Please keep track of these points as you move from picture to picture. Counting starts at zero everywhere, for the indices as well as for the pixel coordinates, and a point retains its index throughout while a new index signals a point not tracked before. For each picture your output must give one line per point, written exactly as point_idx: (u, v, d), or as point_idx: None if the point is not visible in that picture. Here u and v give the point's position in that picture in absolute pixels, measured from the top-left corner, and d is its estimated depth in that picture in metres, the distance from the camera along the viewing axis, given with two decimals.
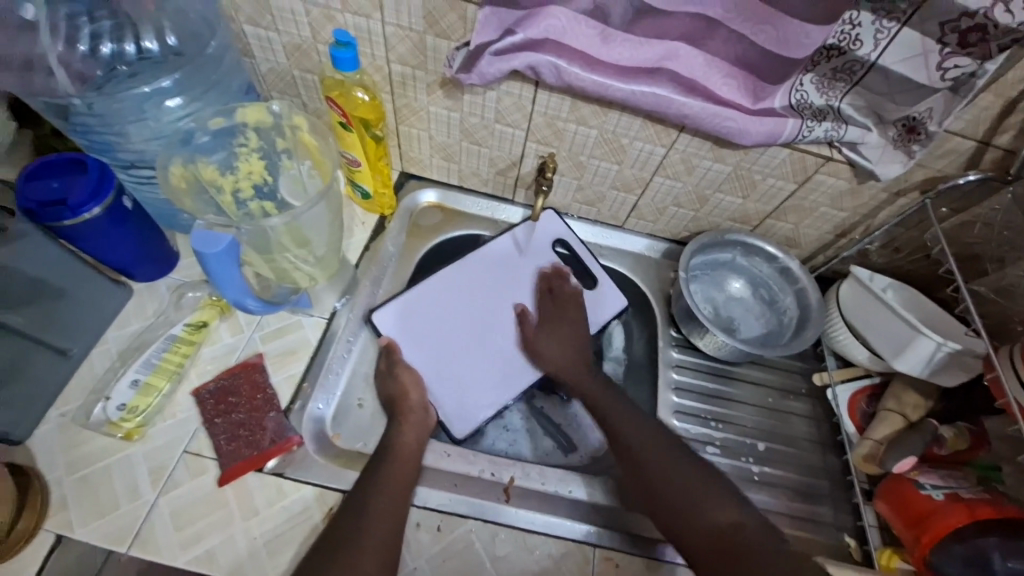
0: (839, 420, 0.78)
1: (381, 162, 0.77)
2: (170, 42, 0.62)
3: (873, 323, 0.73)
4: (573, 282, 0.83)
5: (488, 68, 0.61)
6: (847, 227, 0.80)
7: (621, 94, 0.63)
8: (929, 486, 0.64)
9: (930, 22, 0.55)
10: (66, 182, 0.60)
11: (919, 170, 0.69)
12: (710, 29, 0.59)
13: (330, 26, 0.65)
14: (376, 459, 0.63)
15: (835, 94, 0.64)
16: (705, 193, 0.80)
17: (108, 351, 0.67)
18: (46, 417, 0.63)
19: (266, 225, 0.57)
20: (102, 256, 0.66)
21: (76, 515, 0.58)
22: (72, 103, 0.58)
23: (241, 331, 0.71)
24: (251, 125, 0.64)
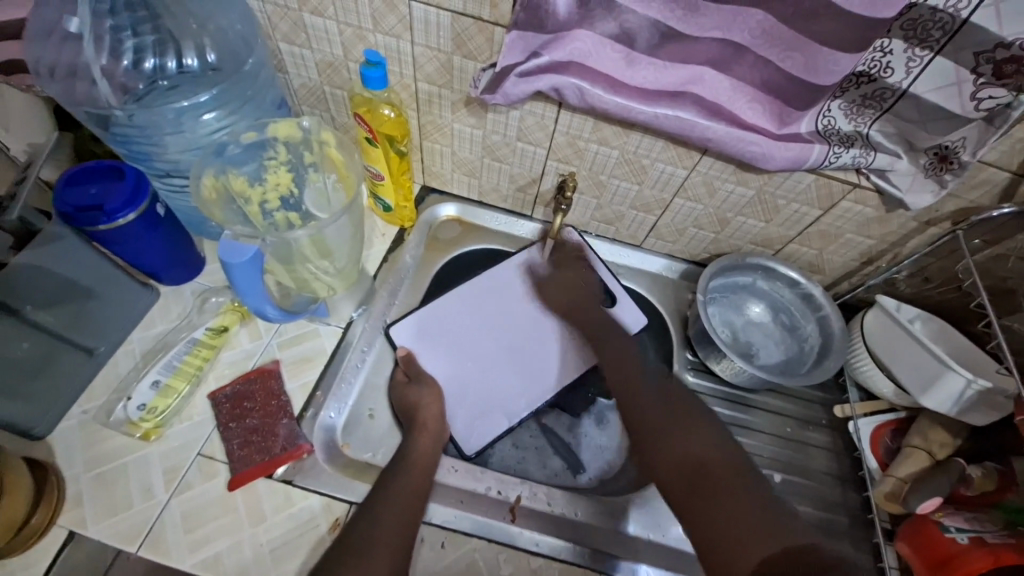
0: (861, 454, 0.75)
1: (404, 177, 0.78)
2: (209, 59, 0.65)
3: (898, 356, 0.71)
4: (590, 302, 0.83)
5: (512, 89, 0.62)
6: (874, 255, 0.78)
7: (644, 117, 0.63)
8: (953, 529, 0.61)
9: (965, 52, 0.54)
10: (103, 187, 0.62)
11: (951, 200, 0.67)
12: (737, 55, 0.59)
13: (361, 45, 0.67)
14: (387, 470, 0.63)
15: (863, 121, 0.63)
16: (727, 216, 0.79)
17: (133, 351, 0.69)
18: (69, 414, 0.65)
19: (290, 237, 0.59)
20: (134, 260, 0.68)
21: (91, 512, 0.60)
22: (114, 114, 0.61)
23: (259, 337, 0.73)
24: (282, 139, 0.65)
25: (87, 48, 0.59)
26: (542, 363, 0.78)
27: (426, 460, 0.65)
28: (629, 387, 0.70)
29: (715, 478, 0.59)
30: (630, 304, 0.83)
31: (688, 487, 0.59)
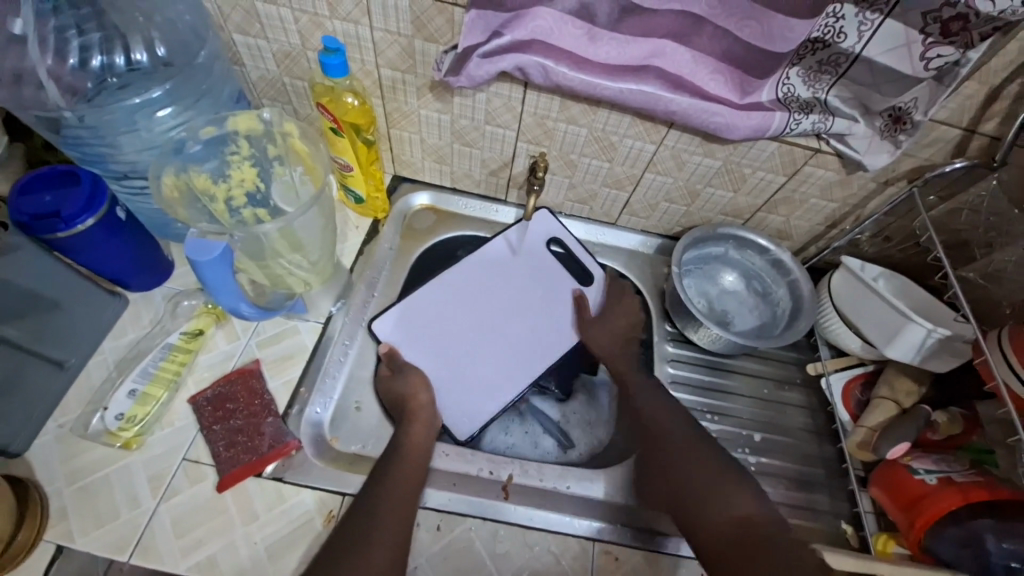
0: (834, 409, 0.79)
1: (373, 166, 0.77)
2: (159, 53, 0.62)
3: (864, 312, 0.73)
4: (569, 283, 0.84)
5: (477, 70, 0.61)
6: (837, 218, 0.80)
7: (610, 92, 0.63)
8: (923, 470, 0.65)
9: (912, 14, 0.56)
10: (58, 195, 0.60)
11: (907, 159, 0.70)
12: (696, 26, 0.60)
13: (318, 33, 0.65)
14: (383, 459, 0.64)
15: (821, 87, 0.64)
16: (696, 188, 0.81)
17: (105, 361, 0.68)
18: (44, 429, 0.63)
19: (259, 232, 0.58)
20: (98, 268, 0.66)
21: (77, 526, 0.59)
22: (63, 116, 0.59)
23: (237, 337, 0.71)
24: (243, 133, 0.64)
25: (30, 49, 0.56)
26: (525, 344, 0.79)
27: (417, 446, 0.65)
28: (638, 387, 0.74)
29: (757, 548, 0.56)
30: (611, 278, 0.84)
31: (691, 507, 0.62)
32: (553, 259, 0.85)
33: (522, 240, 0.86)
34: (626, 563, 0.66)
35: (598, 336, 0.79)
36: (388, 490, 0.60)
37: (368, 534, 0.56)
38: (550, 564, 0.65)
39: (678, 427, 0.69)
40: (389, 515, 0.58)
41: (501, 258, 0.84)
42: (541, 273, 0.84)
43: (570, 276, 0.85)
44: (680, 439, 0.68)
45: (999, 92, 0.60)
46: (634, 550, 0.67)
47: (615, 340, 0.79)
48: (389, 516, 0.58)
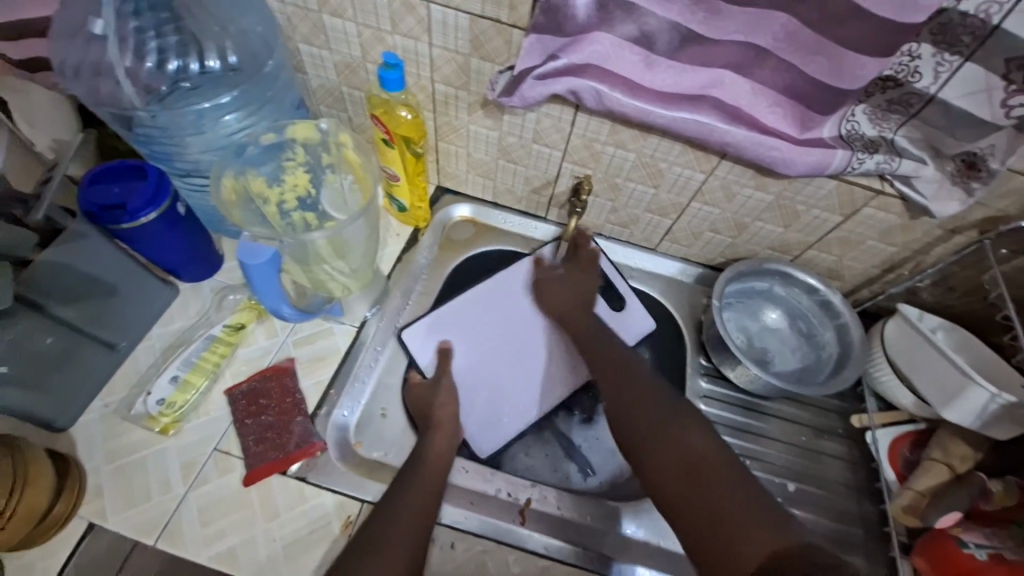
0: (878, 467, 0.74)
1: (420, 178, 0.78)
2: (231, 60, 0.65)
3: (921, 367, 0.69)
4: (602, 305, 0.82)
5: (530, 92, 0.62)
6: (895, 263, 0.76)
7: (662, 120, 0.62)
8: (972, 544, 0.60)
9: (995, 58, 0.53)
10: (126, 187, 0.64)
11: (978, 209, 0.65)
12: (760, 59, 0.58)
13: (379, 47, 0.67)
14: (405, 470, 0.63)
15: (888, 126, 0.62)
16: (744, 221, 0.78)
17: (152, 347, 0.71)
18: (90, 407, 0.66)
19: (307, 239, 0.59)
20: (155, 257, 0.69)
21: (110, 504, 0.61)
22: (137, 115, 0.63)
23: (275, 334, 0.73)
24: (300, 141, 0.66)
25: (111, 48, 0.60)
26: (556, 365, 0.78)
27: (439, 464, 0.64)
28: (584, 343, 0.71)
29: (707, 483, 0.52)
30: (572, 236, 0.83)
31: (646, 441, 0.58)
32: None
33: (560, 258, 0.85)
34: None
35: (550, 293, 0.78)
36: (405, 499, 0.59)
37: (386, 537, 0.55)
38: None
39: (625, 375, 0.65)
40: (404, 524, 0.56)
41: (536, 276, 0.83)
42: None
43: (603, 298, 0.83)
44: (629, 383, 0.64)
45: None
46: None
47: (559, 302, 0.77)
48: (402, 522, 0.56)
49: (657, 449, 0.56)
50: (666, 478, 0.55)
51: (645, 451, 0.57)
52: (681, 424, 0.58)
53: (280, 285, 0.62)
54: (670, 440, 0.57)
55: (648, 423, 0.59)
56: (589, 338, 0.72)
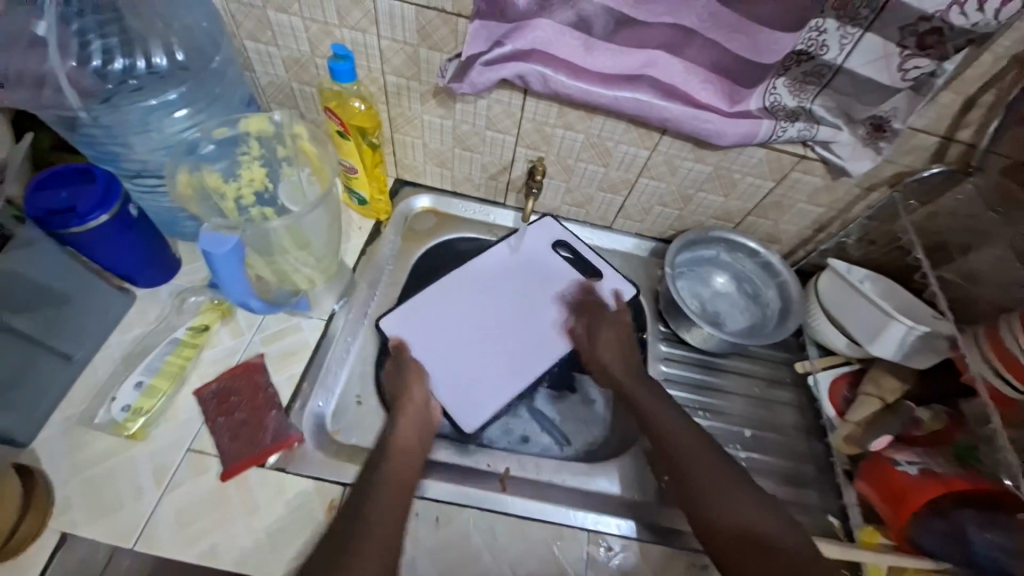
0: (820, 405, 0.82)
1: (377, 170, 0.80)
2: (178, 57, 0.65)
3: (850, 312, 0.77)
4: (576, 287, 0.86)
5: (479, 78, 0.65)
6: (824, 222, 0.84)
7: (605, 99, 0.67)
8: (904, 462, 0.68)
9: (890, 28, 0.59)
10: (73, 191, 0.62)
11: (888, 165, 0.73)
12: (688, 39, 0.63)
13: (328, 41, 0.68)
14: (376, 451, 0.64)
15: (806, 97, 0.68)
16: (688, 193, 0.84)
17: (111, 355, 0.69)
18: (49, 421, 0.64)
19: (267, 229, 0.60)
20: (108, 263, 0.68)
21: (80, 516, 0.60)
22: (78, 116, 0.61)
23: (241, 334, 0.73)
24: (254, 135, 0.66)
25: (52, 54, 0.59)
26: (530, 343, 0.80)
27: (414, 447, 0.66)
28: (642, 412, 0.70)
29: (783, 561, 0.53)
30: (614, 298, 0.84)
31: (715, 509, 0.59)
32: (559, 263, 0.88)
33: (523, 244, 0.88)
34: (621, 553, 0.67)
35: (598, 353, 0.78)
36: (381, 490, 0.60)
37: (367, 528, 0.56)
38: (547, 558, 0.65)
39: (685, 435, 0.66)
40: (379, 524, 0.56)
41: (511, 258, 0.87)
42: (546, 275, 0.86)
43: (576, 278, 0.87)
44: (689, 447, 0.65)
45: (974, 101, 0.64)
46: (627, 541, 0.68)
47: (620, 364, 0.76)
48: (377, 525, 0.56)
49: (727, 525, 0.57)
50: (729, 543, 0.57)
51: (709, 511, 0.59)
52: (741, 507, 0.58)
53: (244, 276, 0.61)
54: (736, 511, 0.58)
55: (710, 485, 0.61)
56: (655, 406, 0.70)
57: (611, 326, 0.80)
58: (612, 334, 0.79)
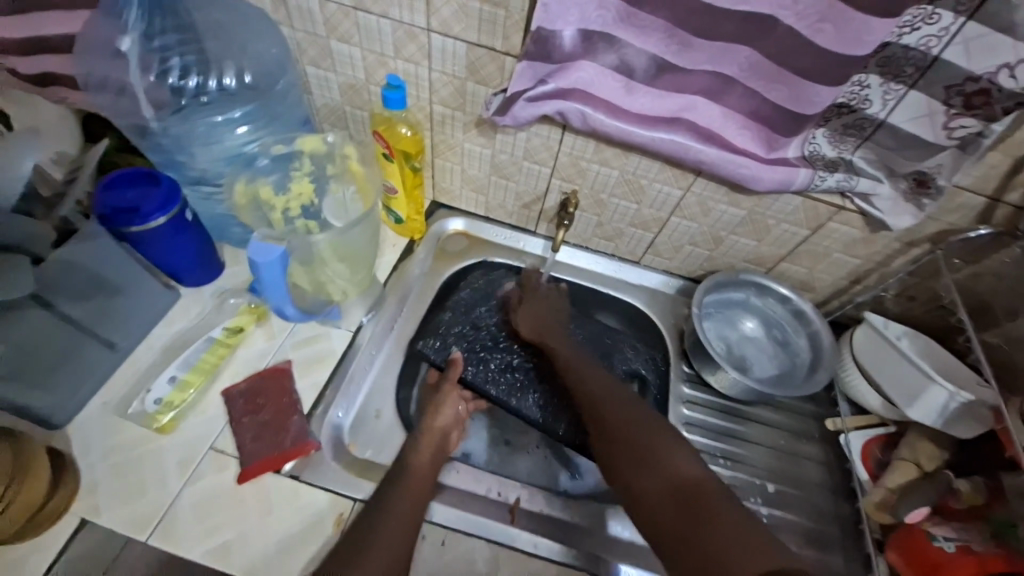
0: (851, 466, 0.78)
1: (416, 191, 0.84)
2: (246, 79, 0.71)
3: (889, 371, 0.74)
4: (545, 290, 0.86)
5: (521, 112, 0.68)
6: (861, 274, 0.82)
7: (641, 140, 0.69)
8: (942, 538, 0.64)
9: (936, 86, 0.59)
10: (139, 193, 0.68)
11: (931, 223, 0.72)
12: (728, 86, 0.64)
13: (382, 70, 0.73)
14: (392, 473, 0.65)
15: (846, 148, 0.68)
16: (720, 234, 0.83)
17: (152, 348, 0.73)
18: (89, 404, 0.68)
19: (312, 242, 0.65)
20: (160, 260, 0.72)
21: (105, 500, 0.62)
22: (151, 126, 0.68)
23: (274, 337, 0.76)
24: (307, 153, 0.72)
25: (134, 68, 0.66)
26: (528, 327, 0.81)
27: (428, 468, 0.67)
28: (580, 370, 0.75)
29: (699, 505, 0.58)
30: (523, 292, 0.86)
31: (640, 458, 0.64)
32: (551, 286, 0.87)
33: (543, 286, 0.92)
34: None
35: (526, 322, 0.82)
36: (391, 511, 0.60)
37: (373, 541, 0.58)
38: None
39: (616, 396, 0.71)
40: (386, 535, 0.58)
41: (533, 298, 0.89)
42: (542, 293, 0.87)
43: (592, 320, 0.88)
44: (625, 404, 0.70)
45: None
46: None
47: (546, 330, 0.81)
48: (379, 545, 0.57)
49: (645, 471, 0.62)
50: (649, 488, 0.61)
51: (629, 459, 0.64)
52: (668, 456, 0.63)
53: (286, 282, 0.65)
54: (656, 455, 0.63)
55: (631, 435, 0.66)
56: (589, 366, 0.76)
57: (538, 302, 0.84)
58: (537, 306, 0.83)
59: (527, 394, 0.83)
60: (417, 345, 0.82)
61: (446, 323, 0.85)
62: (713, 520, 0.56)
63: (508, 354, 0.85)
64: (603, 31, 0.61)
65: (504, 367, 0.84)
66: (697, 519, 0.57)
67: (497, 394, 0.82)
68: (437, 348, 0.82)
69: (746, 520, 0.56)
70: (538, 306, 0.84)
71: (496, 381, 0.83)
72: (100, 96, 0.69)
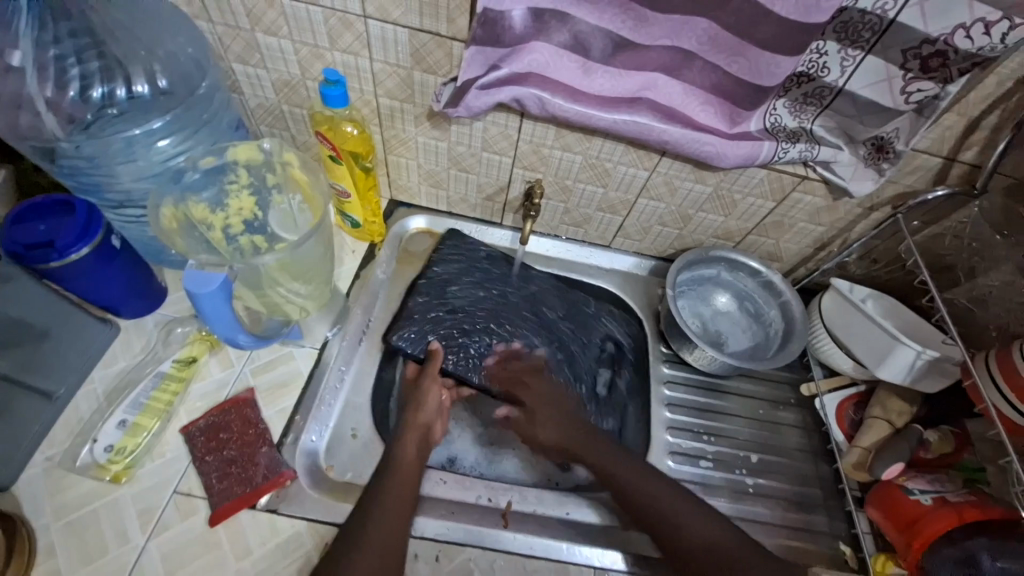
0: (828, 428, 0.80)
1: (371, 193, 0.78)
2: (160, 84, 0.63)
3: (856, 335, 0.75)
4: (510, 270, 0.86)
5: (475, 101, 0.63)
6: (826, 241, 0.83)
7: (603, 123, 0.65)
8: (918, 491, 0.66)
9: (893, 50, 0.58)
10: (52, 224, 0.60)
11: (890, 186, 0.72)
12: (687, 61, 0.62)
13: (318, 64, 0.66)
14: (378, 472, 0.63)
15: (807, 117, 0.67)
16: (689, 212, 0.82)
17: (94, 391, 0.66)
18: (30, 462, 0.61)
19: (257, 262, 0.59)
20: (90, 295, 0.65)
21: (64, 563, 0.57)
22: (60, 146, 0.60)
23: (231, 365, 0.71)
24: (242, 163, 0.66)
25: (29, 79, 0.57)
26: (547, 420, 0.74)
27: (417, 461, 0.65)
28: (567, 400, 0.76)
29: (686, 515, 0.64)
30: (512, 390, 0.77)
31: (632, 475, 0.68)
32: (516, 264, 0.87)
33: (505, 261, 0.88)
34: None
35: (549, 437, 0.73)
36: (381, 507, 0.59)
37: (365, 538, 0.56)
38: None
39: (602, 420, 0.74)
40: (378, 534, 0.56)
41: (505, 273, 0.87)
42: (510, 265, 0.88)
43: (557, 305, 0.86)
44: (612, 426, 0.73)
45: (977, 123, 0.63)
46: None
47: (558, 432, 0.73)
48: (370, 547, 0.55)
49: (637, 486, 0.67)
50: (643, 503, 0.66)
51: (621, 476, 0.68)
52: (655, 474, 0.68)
53: (232, 312, 0.62)
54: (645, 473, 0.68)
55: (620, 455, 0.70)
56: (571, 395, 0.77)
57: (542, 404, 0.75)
58: (542, 405, 0.75)
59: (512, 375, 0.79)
60: (393, 339, 0.77)
61: (421, 309, 0.80)
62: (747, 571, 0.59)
63: (489, 335, 0.81)
64: (555, 9, 0.57)
65: (485, 350, 0.80)
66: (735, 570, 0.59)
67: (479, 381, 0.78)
68: (412, 339, 0.77)
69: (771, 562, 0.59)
70: (540, 396, 0.76)
71: (477, 367, 0.78)
72: None
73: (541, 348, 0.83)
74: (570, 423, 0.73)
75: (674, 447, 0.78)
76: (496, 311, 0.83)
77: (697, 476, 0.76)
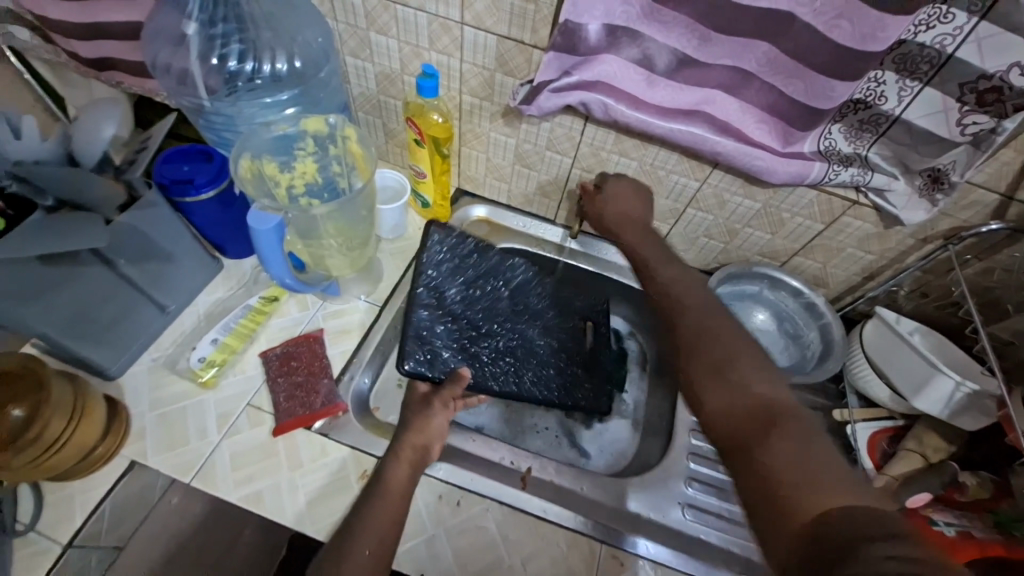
0: (857, 455, 0.79)
1: (444, 176, 0.89)
2: (296, 64, 0.76)
3: (897, 364, 0.75)
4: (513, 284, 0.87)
5: (546, 102, 0.71)
6: (875, 270, 0.83)
7: (660, 131, 0.72)
8: (943, 522, 0.65)
9: (950, 83, 0.61)
10: (194, 166, 0.73)
11: (945, 219, 0.73)
12: (746, 81, 0.67)
13: (416, 61, 0.78)
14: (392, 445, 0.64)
15: (862, 143, 0.70)
16: (736, 227, 0.86)
17: (197, 311, 0.80)
18: (139, 360, 0.74)
19: (309, 214, 0.70)
20: (206, 231, 0.79)
21: (152, 446, 0.68)
22: (204, 105, 0.76)
23: (306, 307, 0.81)
24: (311, 133, 0.75)
25: (192, 49, 0.72)
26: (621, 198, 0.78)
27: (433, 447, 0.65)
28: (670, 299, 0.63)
29: (727, 369, 0.52)
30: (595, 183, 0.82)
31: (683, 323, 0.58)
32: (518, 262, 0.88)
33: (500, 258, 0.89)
34: (632, 569, 0.68)
35: (617, 208, 0.78)
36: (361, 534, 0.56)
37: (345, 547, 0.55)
38: (559, 558, 0.68)
39: (693, 288, 0.63)
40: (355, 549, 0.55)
41: (505, 281, 0.87)
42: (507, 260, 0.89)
43: (552, 326, 0.86)
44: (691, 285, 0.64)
45: None
46: (638, 558, 0.69)
47: (624, 209, 0.77)
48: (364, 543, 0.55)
49: (689, 332, 0.57)
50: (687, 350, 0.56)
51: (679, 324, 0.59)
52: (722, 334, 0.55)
53: (283, 256, 0.74)
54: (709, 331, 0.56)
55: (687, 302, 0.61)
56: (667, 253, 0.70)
57: (620, 191, 0.79)
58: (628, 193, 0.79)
59: (523, 373, 0.81)
60: (406, 365, 0.73)
61: (426, 324, 0.78)
62: (792, 443, 0.44)
63: (493, 338, 0.82)
64: (627, 26, 0.65)
65: (495, 354, 0.81)
66: (773, 440, 0.45)
67: (501, 388, 0.78)
68: (427, 362, 0.74)
69: (834, 457, 0.43)
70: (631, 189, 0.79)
71: (494, 374, 0.79)
72: (162, 79, 0.75)
73: (540, 341, 0.85)
74: (645, 217, 0.77)
75: (693, 448, 0.79)
76: (492, 311, 0.84)
77: (715, 479, 0.77)
